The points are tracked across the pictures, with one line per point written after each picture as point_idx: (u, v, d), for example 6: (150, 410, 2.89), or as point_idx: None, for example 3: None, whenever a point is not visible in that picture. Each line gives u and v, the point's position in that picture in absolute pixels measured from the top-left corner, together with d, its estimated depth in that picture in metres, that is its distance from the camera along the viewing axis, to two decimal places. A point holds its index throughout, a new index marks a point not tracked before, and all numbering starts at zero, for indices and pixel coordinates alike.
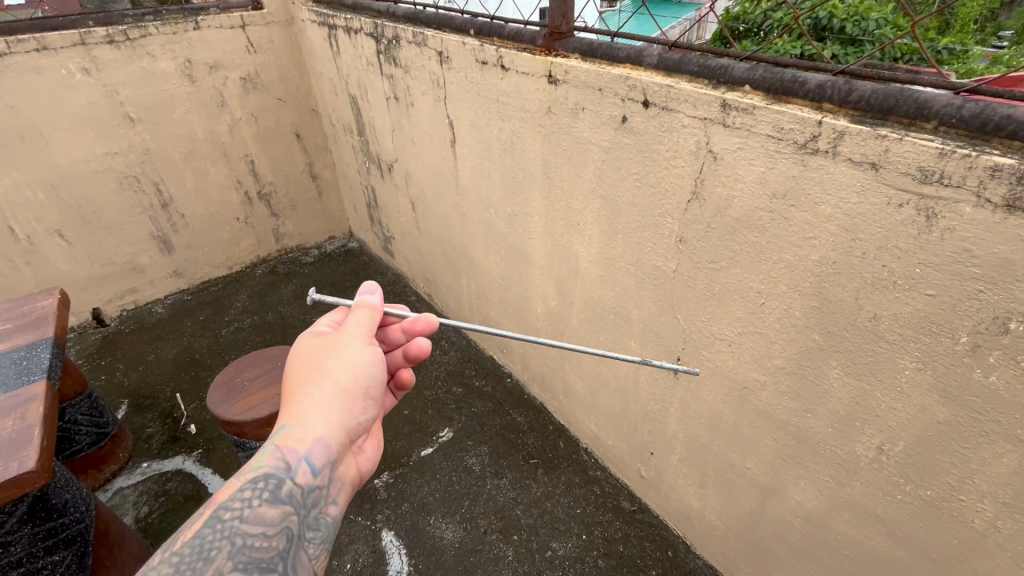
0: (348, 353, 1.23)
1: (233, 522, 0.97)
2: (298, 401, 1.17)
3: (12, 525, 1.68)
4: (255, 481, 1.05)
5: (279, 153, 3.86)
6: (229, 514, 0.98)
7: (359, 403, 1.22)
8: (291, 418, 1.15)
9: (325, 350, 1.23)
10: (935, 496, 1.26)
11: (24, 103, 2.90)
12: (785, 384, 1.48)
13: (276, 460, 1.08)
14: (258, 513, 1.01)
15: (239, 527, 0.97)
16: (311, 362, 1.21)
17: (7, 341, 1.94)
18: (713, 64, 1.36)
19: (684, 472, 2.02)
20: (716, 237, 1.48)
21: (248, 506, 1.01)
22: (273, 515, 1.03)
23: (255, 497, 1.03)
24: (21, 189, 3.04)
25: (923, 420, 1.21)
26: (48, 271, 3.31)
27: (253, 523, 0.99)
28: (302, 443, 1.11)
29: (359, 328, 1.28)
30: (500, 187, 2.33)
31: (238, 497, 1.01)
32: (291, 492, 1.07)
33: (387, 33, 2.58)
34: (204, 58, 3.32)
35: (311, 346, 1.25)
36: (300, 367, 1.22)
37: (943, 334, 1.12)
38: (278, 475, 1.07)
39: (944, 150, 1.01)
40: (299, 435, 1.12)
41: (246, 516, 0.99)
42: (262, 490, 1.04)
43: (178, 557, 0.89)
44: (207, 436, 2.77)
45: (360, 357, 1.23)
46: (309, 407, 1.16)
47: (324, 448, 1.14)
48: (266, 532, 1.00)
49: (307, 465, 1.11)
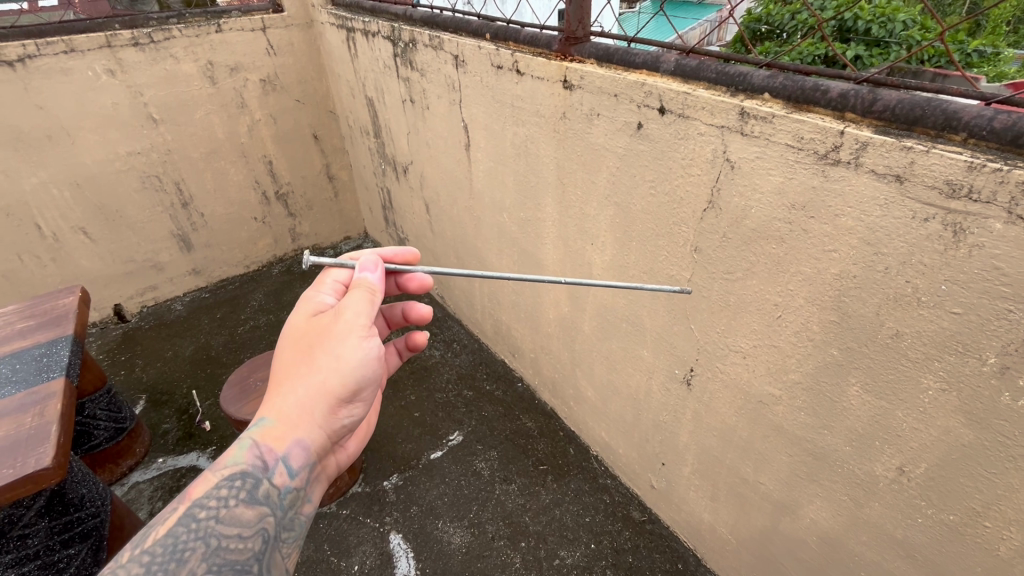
0: (339, 350, 1.14)
1: (209, 521, 0.99)
2: (281, 393, 1.14)
3: (30, 518, 1.72)
4: (232, 480, 1.06)
5: (297, 154, 3.91)
6: (205, 513, 0.99)
7: (345, 404, 1.18)
8: (272, 411, 1.14)
9: (319, 339, 1.15)
10: (958, 521, 1.21)
11: (52, 104, 2.98)
12: (801, 400, 1.44)
13: (253, 458, 1.09)
14: (235, 514, 1.03)
15: (215, 528, 0.98)
16: (302, 351, 1.15)
17: (29, 338, 1.98)
18: (732, 71, 1.33)
19: (695, 485, 1.98)
20: (732, 247, 1.45)
21: (225, 506, 1.02)
22: (250, 515, 1.04)
23: (232, 497, 1.04)
24: (47, 188, 3.12)
25: (946, 442, 1.17)
26: (72, 267, 3.38)
27: (228, 523, 1.01)
28: (281, 442, 1.11)
29: (356, 317, 1.17)
30: (514, 192, 2.32)
31: (215, 495, 1.03)
32: (269, 492, 1.09)
33: (404, 37, 2.59)
34: (225, 60, 3.37)
35: (307, 328, 1.18)
36: (291, 352, 1.17)
37: (969, 355, 1.07)
38: (255, 474, 1.08)
39: (973, 164, 0.97)
40: (279, 433, 1.11)
41: (222, 517, 1.01)
42: (239, 490, 1.06)
43: (150, 557, 0.91)
44: (220, 433, 2.80)
45: (355, 355, 1.15)
46: (292, 406, 1.13)
47: (303, 450, 1.13)
48: (241, 533, 1.01)
49: (284, 467, 1.12)
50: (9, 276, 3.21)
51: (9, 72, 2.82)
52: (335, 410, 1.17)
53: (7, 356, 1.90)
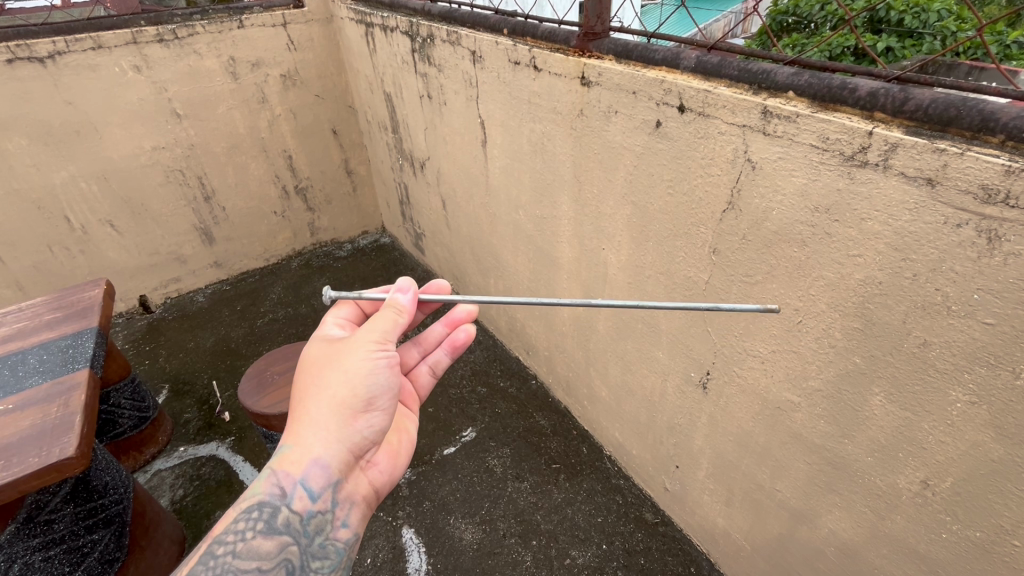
0: (350, 363, 1.20)
1: (226, 557, 1.04)
2: (298, 420, 1.19)
3: (56, 504, 1.81)
4: (249, 512, 1.11)
5: (316, 149, 3.94)
6: (222, 550, 1.05)
7: (361, 418, 1.21)
8: (290, 438, 1.19)
9: (329, 361, 1.22)
10: (985, 538, 1.17)
11: (81, 100, 3.06)
12: (821, 407, 1.40)
13: (270, 487, 1.15)
14: (253, 546, 1.07)
15: (231, 563, 1.03)
16: (314, 375, 1.21)
17: (57, 329, 2.05)
18: (755, 68, 1.29)
19: (710, 489, 1.95)
20: (752, 250, 1.41)
21: (242, 539, 1.07)
22: (268, 547, 1.09)
23: (249, 529, 1.09)
24: (76, 181, 3.21)
25: (975, 457, 1.12)
26: (99, 259, 3.48)
27: (245, 558, 1.05)
28: (297, 466, 1.15)
29: (366, 336, 1.24)
30: (530, 189, 2.30)
31: (233, 529, 1.09)
32: (289, 519, 1.13)
33: (422, 32, 2.58)
34: (246, 55, 3.40)
35: (319, 356, 1.25)
36: (305, 379, 1.23)
37: (1002, 367, 1.03)
38: (273, 502, 1.14)
39: (1012, 168, 0.92)
40: (296, 457, 1.16)
41: (239, 551, 1.06)
42: (256, 521, 1.11)
43: None
44: (239, 424, 2.86)
45: (361, 368, 1.20)
46: (308, 427, 1.17)
47: (323, 469, 1.17)
48: (261, 566, 1.06)
49: (304, 490, 1.15)
50: (41, 267, 3.31)
51: (40, 68, 2.90)
52: (349, 425, 1.20)
53: (35, 347, 1.96)
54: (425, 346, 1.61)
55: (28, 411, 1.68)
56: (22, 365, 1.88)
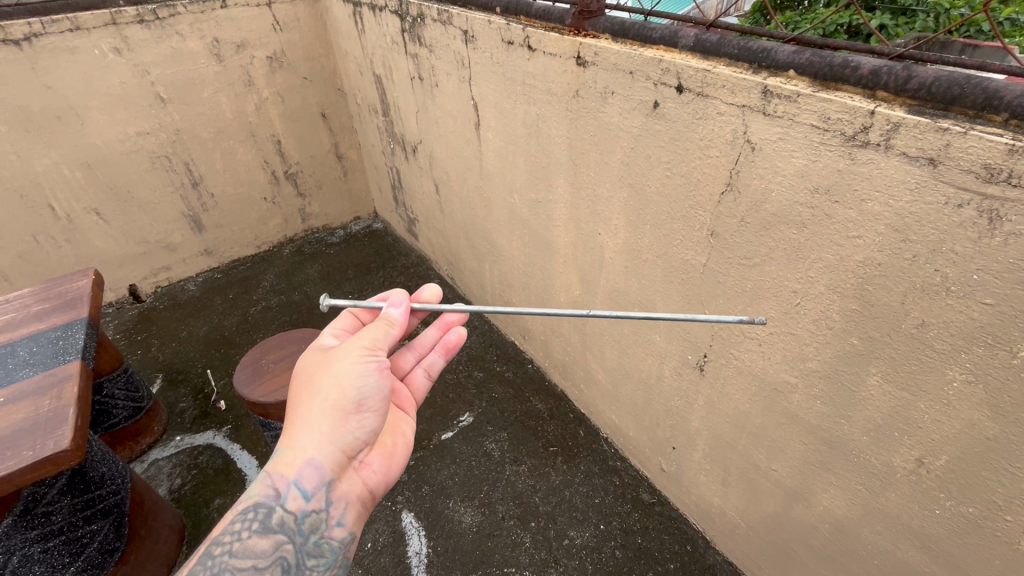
0: (340, 368, 1.20)
1: (223, 557, 1.04)
2: (293, 424, 1.20)
3: (52, 496, 1.78)
4: (246, 513, 1.12)
5: (305, 134, 3.87)
6: (220, 549, 1.05)
7: (353, 419, 1.21)
8: (285, 441, 1.20)
9: (321, 367, 1.23)
10: (977, 513, 1.19)
11: (60, 84, 2.96)
12: (818, 388, 1.41)
13: (265, 488, 1.16)
14: (248, 546, 1.08)
15: (229, 562, 1.04)
16: (307, 381, 1.22)
17: (45, 321, 2.01)
18: (755, 46, 1.26)
19: (706, 469, 1.98)
20: (751, 232, 1.40)
21: (238, 539, 1.08)
22: (263, 546, 1.09)
23: (245, 529, 1.10)
24: (59, 168, 3.13)
25: (970, 435, 1.14)
26: (86, 248, 3.41)
27: (242, 556, 1.06)
28: (291, 468, 1.16)
29: (358, 341, 1.25)
30: (524, 172, 2.27)
31: (229, 530, 1.09)
32: (283, 518, 1.14)
33: (411, 12, 2.51)
34: (231, 37, 3.31)
35: (313, 363, 1.27)
36: (299, 386, 1.24)
37: (999, 347, 1.03)
38: (268, 503, 1.14)
39: (1015, 147, 0.91)
40: (289, 459, 1.17)
41: (235, 550, 1.06)
42: (251, 522, 1.11)
43: None
44: (236, 412, 2.85)
45: (351, 373, 1.20)
46: (302, 429, 1.18)
47: (316, 469, 1.17)
48: (256, 564, 1.06)
49: (297, 490, 1.15)
50: (26, 256, 3.25)
51: (16, 51, 2.80)
52: (341, 427, 1.20)
53: (24, 339, 1.93)
54: (420, 350, 1.62)
55: (19, 404, 1.66)
56: (12, 358, 1.85)
